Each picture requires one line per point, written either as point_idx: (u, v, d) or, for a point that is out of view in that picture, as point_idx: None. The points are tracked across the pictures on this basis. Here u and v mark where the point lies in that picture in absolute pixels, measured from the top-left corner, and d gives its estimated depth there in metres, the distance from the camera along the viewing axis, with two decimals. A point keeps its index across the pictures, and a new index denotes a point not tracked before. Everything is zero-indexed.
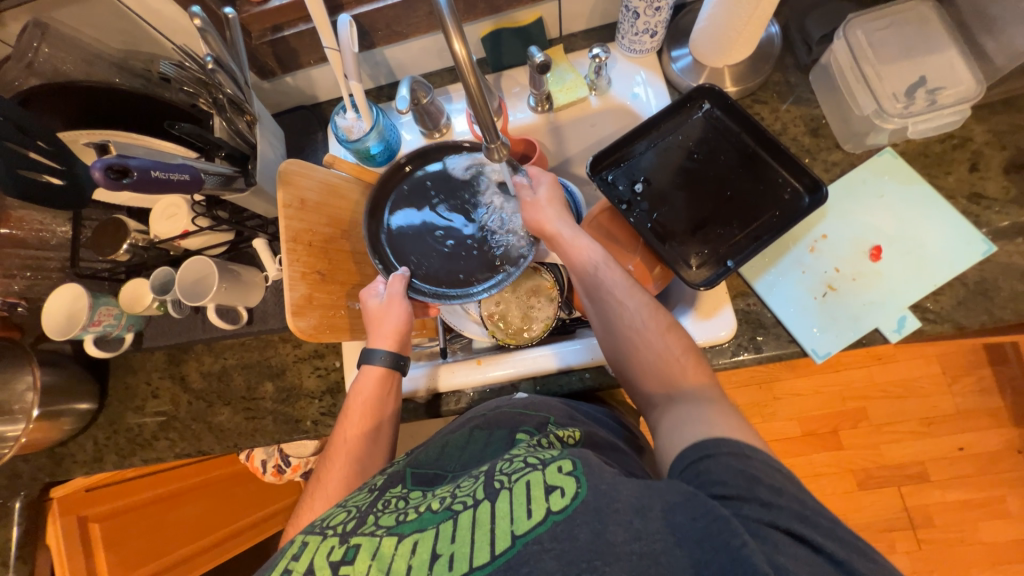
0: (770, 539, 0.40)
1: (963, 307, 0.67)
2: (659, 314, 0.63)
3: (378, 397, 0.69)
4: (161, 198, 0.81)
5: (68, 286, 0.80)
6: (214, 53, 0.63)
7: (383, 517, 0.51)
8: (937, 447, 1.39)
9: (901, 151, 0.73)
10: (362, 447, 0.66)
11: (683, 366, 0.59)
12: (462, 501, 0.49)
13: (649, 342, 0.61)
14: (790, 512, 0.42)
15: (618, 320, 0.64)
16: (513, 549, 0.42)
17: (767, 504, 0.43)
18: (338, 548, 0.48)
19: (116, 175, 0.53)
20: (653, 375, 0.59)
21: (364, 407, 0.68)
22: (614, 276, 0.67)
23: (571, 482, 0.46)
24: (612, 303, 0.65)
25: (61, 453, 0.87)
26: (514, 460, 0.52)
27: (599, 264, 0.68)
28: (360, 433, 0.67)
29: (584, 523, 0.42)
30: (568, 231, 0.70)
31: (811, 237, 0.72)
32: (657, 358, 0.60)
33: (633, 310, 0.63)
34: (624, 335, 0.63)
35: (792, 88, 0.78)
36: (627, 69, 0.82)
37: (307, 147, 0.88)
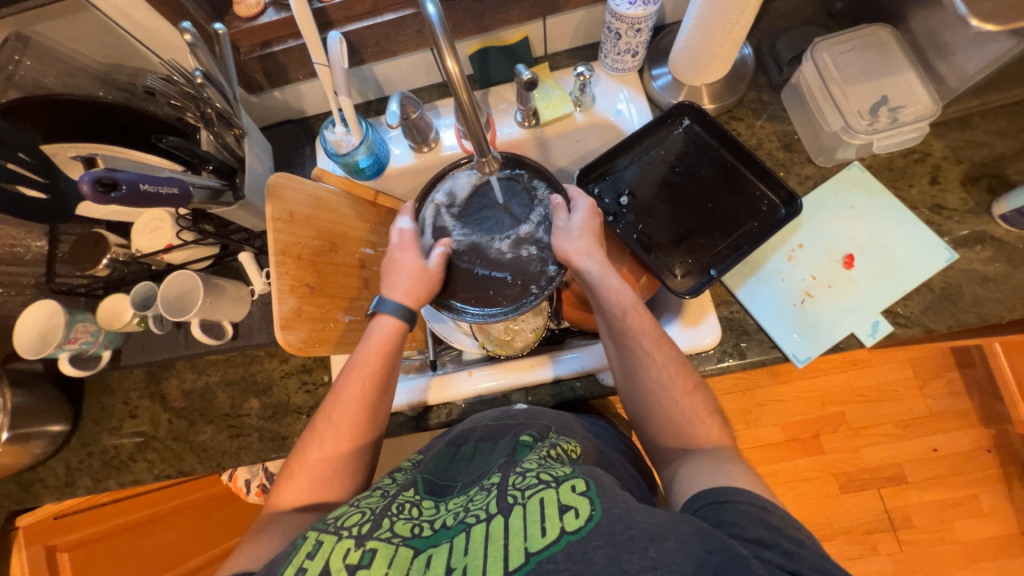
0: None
1: (931, 311, 0.70)
2: (683, 372, 0.64)
3: (387, 358, 0.67)
4: (144, 212, 0.79)
5: (44, 303, 0.77)
6: (203, 68, 0.63)
7: (398, 524, 0.51)
8: (913, 448, 1.44)
9: (869, 165, 0.77)
10: (369, 408, 0.65)
11: (705, 428, 0.61)
12: (475, 515, 0.49)
13: (674, 401, 0.62)
14: (811, 563, 0.44)
15: (645, 373, 0.64)
16: (527, 566, 0.43)
17: (788, 553, 0.45)
18: (354, 551, 0.47)
19: (105, 189, 0.53)
20: (674, 433, 0.62)
21: (373, 366, 0.66)
22: (642, 324, 0.66)
23: (585, 503, 0.47)
24: (639, 354, 0.65)
25: (29, 479, 0.83)
26: (527, 475, 0.52)
27: (628, 309, 0.67)
28: (368, 391, 0.66)
29: (599, 547, 0.43)
30: (597, 270, 0.68)
31: (788, 246, 0.76)
32: (681, 417, 0.62)
33: (660, 365, 0.64)
34: (648, 388, 0.64)
35: (765, 105, 0.82)
36: (610, 87, 0.85)
37: (296, 161, 0.88)
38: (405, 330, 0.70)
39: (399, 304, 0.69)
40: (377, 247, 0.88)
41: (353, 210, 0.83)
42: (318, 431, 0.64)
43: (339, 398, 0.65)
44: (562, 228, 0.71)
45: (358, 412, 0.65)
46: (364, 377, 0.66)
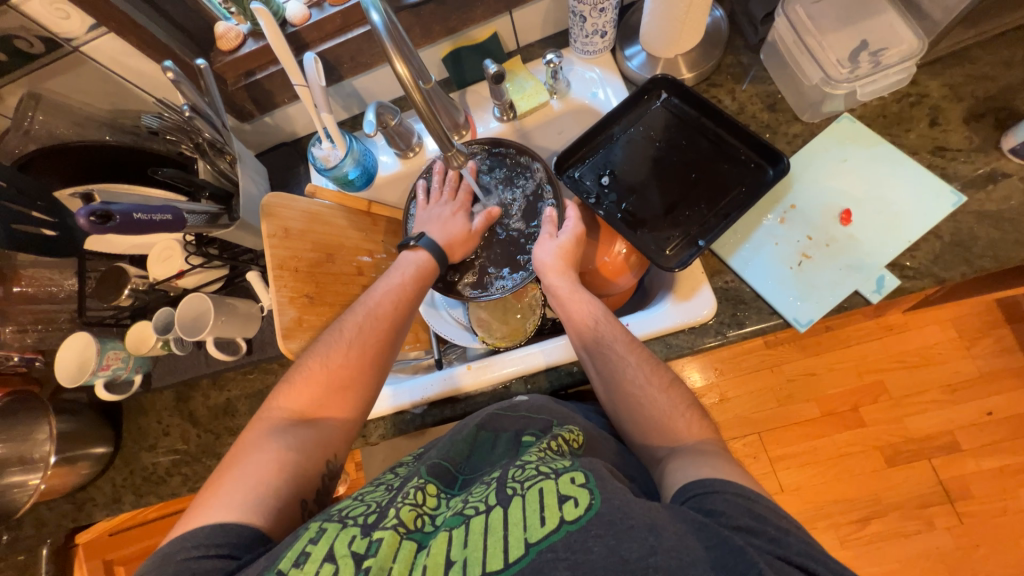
0: (783, 572, 0.43)
1: (941, 261, 0.66)
2: (659, 370, 0.66)
3: (416, 287, 0.74)
4: (157, 241, 0.85)
5: (78, 335, 0.84)
6: (190, 102, 0.68)
7: (404, 511, 0.51)
8: (963, 414, 1.35)
9: (859, 116, 0.74)
10: (393, 330, 0.71)
11: (686, 422, 0.61)
12: (474, 507, 0.50)
13: (652, 399, 0.63)
14: (799, 549, 0.45)
15: (620, 375, 0.65)
16: (528, 557, 0.44)
17: (775, 539, 0.45)
18: (360, 539, 0.48)
19: (100, 221, 0.57)
20: (657, 430, 0.61)
21: (407, 293, 0.73)
22: (615, 332, 0.69)
23: (585, 494, 0.47)
24: (614, 357, 0.66)
25: (82, 498, 0.89)
26: (526, 467, 0.53)
27: (600, 319, 0.71)
28: (396, 311, 0.72)
29: (599, 536, 0.44)
30: (567, 288, 0.74)
31: (780, 208, 0.73)
32: (660, 414, 0.62)
33: (635, 366, 0.65)
34: (626, 389, 0.64)
35: (746, 69, 0.80)
36: (583, 70, 0.85)
37: (291, 180, 0.93)
38: (432, 271, 0.77)
39: (432, 245, 0.77)
40: (375, 254, 0.90)
41: (347, 220, 0.86)
42: (340, 337, 0.68)
43: (374, 313, 0.71)
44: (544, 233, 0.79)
45: (381, 335, 0.70)
46: (395, 299, 0.72)
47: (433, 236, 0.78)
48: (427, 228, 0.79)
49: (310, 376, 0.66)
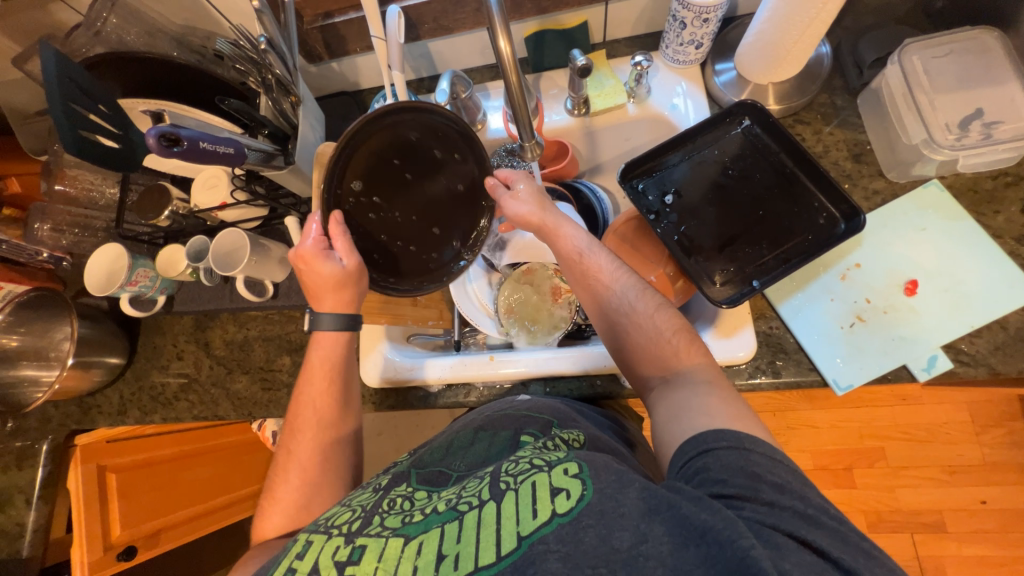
0: (772, 540, 0.41)
1: (1000, 352, 0.64)
2: (645, 296, 0.64)
3: (339, 366, 0.69)
4: (205, 169, 0.84)
5: (111, 246, 0.84)
6: (267, 34, 0.66)
7: (388, 519, 0.52)
8: (957, 497, 1.33)
9: (948, 185, 0.70)
10: (331, 416, 0.68)
11: (674, 348, 0.60)
12: (468, 502, 0.49)
13: (638, 325, 0.62)
14: (793, 513, 0.43)
15: (607, 303, 0.65)
16: (518, 551, 0.43)
17: (769, 503, 0.43)
18: (344, 547, 0.49)
19: (168, 143, 0.56)
20: (647, 359, 0.61)
21: (331, 374, 0.69)
22: (602, 262, 0.68)
23: (576, 485, 0.46)
24: (599, 287, 0.66)
25: (89, 404, 0.92)
26: (520, 461, 0.52)
27: (585, 250, 0.69)
28: (327, 397, 0.69)
29: (590, 526, 0.43)
30: (555, 218, 0.71)
31: (843, 264, 0.70)
32: (648, 340, 0.61)
33: (620, 294, 0.65)
34: (613, 318, 0.64)
35: (838, 111, 0.76)
36: (668, 79, 0.81)
37: (345, 132, 0.91)
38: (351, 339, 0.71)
39: (338, 318, 0.68)
40: None
41: None
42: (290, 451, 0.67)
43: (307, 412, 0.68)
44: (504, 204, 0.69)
45: (321, 430, 0.68)
46: (321, 401, 0.68)
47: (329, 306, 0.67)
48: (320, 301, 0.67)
49: (278, 493, 0.65)
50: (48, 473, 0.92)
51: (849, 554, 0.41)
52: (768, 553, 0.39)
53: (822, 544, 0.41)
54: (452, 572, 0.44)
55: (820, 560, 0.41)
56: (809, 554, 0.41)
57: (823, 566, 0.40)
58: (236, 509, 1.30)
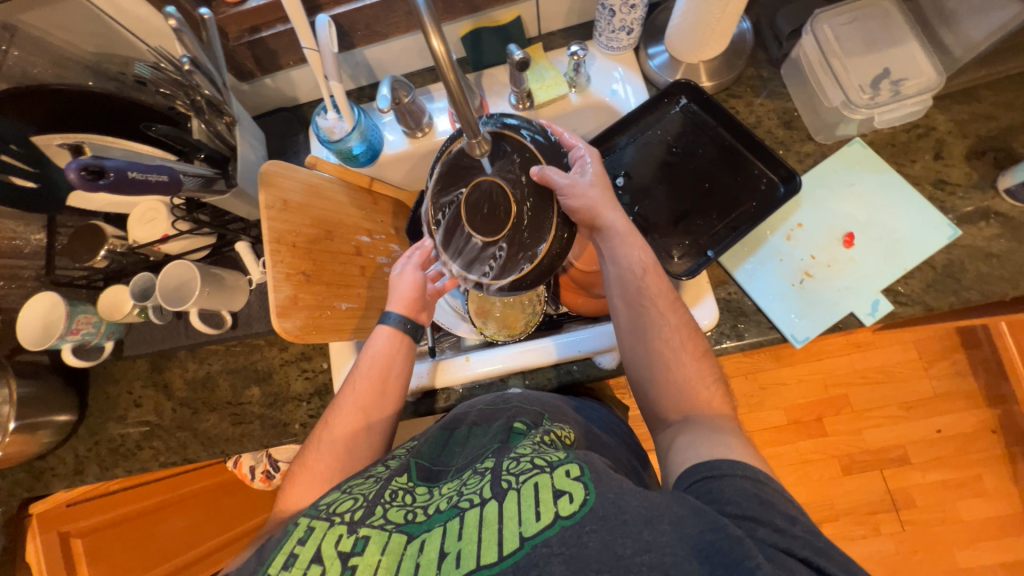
0: (784, 564, 0.41)
1: (932, 289, 0.69)
2: (694, 338, 0.64)
3: (394, 362, 0.69)
4: (139, 202, 0.79)
5: (45, 296, 0.78)
6: (190, 54, 0.63)
7: (391, 510, 0.51)
8: (916, 429, 1.44)
9: (870, 141, 0.76)
10: (379, 400, 0.67)
11: (709, 394, 0.61)
12: (468, 500, 0.49)
13: (681, 364, 0.62)
14: (805, 542, 0.44)
15: (654, 333, 0.64)
16: (522, 551, 0.42)
17: (780, 530, 0.44)
18: (348, 537, 0.48)
19: (91, 176, 0.53)
20: (677, 397, 0.61)
21: (387, 362, 0.69)
22: (660, 286, 0.65)
23: (579, 488, 0.46)
24: (652, 312, 0.64)
25: (40, 467, 0.85)
26: (521, 460, 0.52)
27: (647, 268, 0.66)
28: (378, 382, 0.68)
29: (593, 532, 0.42)
30: (623, 226, 0.66)
31: (787, 226, 0.75)
32: (685, 381, 0.62)
33: (672, 327, 0.64)
34: (656, 348, 0.63)
35: (765, 82, 0.81)
36: (605, 66, 0.83)
37: (290, 149, 0.88)
38: (410, 344, 0.72)
39: (400, 318, 0.71)
40: (374, 234, 0.87)
41: (348, 197, 0.82)
42: (331, 424, 0.66)
43: (355, 391, 0.67)
44: (565, 194, 0.61)
45: (365, 413, 0.66)
46: (377, 383, 0.68)
47: (399, 307, 0.72)
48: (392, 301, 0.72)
49: (307, 469, 0.64)
50: (2, 549, 0.86)
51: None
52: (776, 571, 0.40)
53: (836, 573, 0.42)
54: (453, 570, 0.43)
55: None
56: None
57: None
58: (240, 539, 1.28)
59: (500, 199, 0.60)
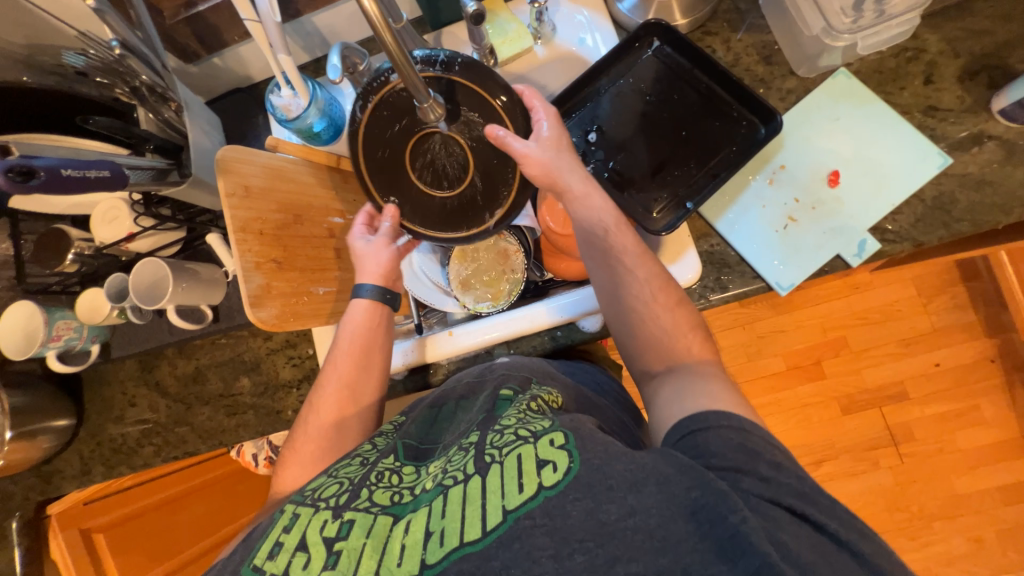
0: (767, 513, 0.43)
1: (921, 224, 0.67)
2: (668, 288, 0.62)
3: (375, 336, 0.68)
4: (100, 200, 0.77)
5: (21, 304, 0.77)
6: (119, 36, 0.60)
7: (376, 493, 0.51)
8: (914, 366, 1.44)
9: (856, 71, 0.71)
10: (363, 381, 0.67)
11: (687, 342, 0.60)
12: (452, 477, 0.48)
13: (656, 317, 0.61)
14: (789, 489, 0.44)
15: (626, 290, 0.62)
16: (505, 524, 0.43)
17: (766, 479, 0.45)
18: (332, 522, 0.48)
19: (21, 177, 0.51)
20: (656, 350, 0.60)
21: (367, 339, 0.67)
22: (625, 242, 0.64)
23: (563, 457, 0.45)
24: (620, 270, 0.63)
25: (48, 471, 0.87)
26: (505, 432, 0.51)
27: (609, 227, 0.64)
28: (358, 362, 0.67)
29: (578, 500, 0.43)
30: (578, 186, 0.64)
31: (769, 169, 0.71)
32: (664, 333, 0.60)
33: (642, 282, 0.62)
34: (630, 305, 0.62)
35: (742, 15, 0.75)
36: (570, 12, 0.78)
37: (249, 132, 0.84)
38: (388, 312, 0.70)
39: (376, 289, 0.69)
40: (347, 215, 0.84)
41: (313, 177, 0.78)
42: (316, 410, 0.66)
43: (339, 375, 0.66)
44: (521, 161, 0.62)
45: (351, 393, 0.66)
46: (358, 362, 0.67)
47: (373, 279, 0.69)
48: (362, 271, 0.69)
49: (297, 455, 0.64)
50: (27, 549, 0.88)
51: (843, 529, 0.43)
52: (761, 522, 0.41)
53: (820, 518, 0.43)
54: (439, 548, 0.43)
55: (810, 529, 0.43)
56: (806, 526, 0.43)
57: (819, 538, 0.43)
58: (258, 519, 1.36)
59: (455, 158, 0.64)
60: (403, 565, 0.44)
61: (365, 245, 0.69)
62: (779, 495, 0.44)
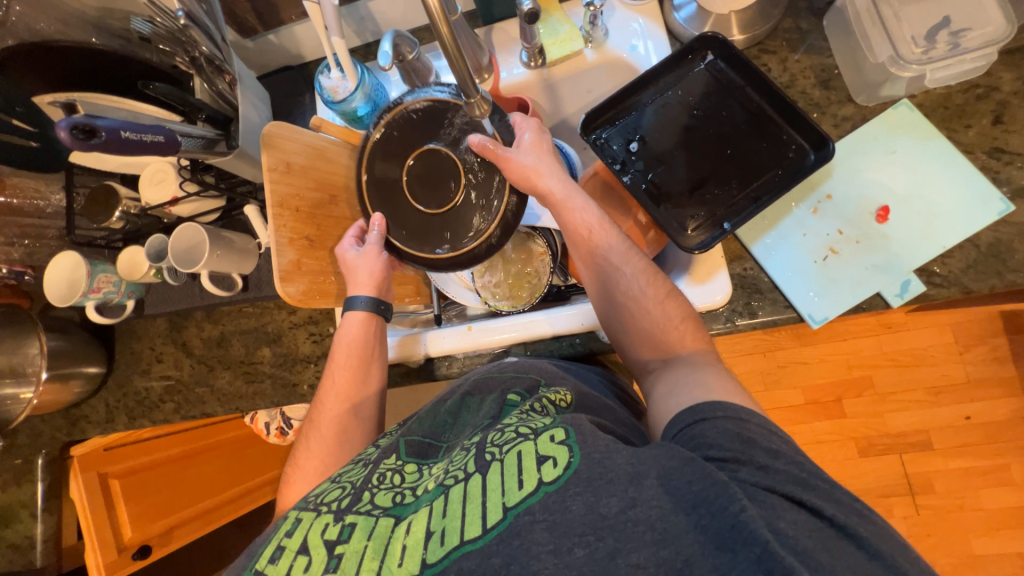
0: (767, 503, 0.41)
1: (973, 270, 0.63)
2: (655, 280, 0.63)
3: (370, 347, 0.70)
4: (151, 162, 0.80)
5: (67, 254, 0.81)
6: (185, 7, 0.63)
7: (379, 495, 0.52)
8: (943, 416, 1.38)
9: (919, 103, 0.68)
10: (359, 392, 0.69)
11: (679, 332, 0.61)
12: (453, 476, 0.49)
13: (646, 310, 0.62)
14: (787, 476, 0.43)
15: (615, 285, 0.64)
16: (505, 521, 0.43)
17: (763, 467, 0.44)
18: (333, 525, 0.49)
19: (83, 135, 0.53)
20: (649, 341, 0.61)
21: (360, 350, 0.70)
22: (610, 239, 0.65)
23: (563, 452, 0.45)
24: (607, 267, 0.64)
25: (76, 415, 0.92)
26: (505, 431, 0.51)
27: (592, 225, 0.66)
28: (355, 373, 0.69)
29: (578, 494, 0.42)
30: (560, 188, 0.66)
31: (814, 197, 0.69)
32: (655, 325, 0.61)
33: (629, 276, 0.63)
34: (620, 300, 0.63)
35: (804, 36, 0.73)
36: (625, 18, 0.76)
37: (295, 110, 0.86)
38: (382, 323, 0.72)
39: (370, 300, 0.70)
40: None
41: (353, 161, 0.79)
42: (316, 425, 0.69)
43: (335, 387, 0.69)
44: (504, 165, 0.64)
45: (348, 403, 0.69)
46: (355, 372, 0.69)
47: (367, 290, 0.69)
48: (355, 284, 0.69)
49: (302, 468, 0.66)
50: (48, 486, 0.93)
51: (846, 515, 0.42)
52: (761, 513, 0.40)
53: (826, 511, 0.42)
54: (439, 548, 0.43)
55: (815, 518, 0.41)
56: (805, 512, 0.42)
57: (820, 525, 0.41)
58: (263, 488, 1.38)
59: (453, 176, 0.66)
60: (403, 565, 0.44)
61: (355, 257, 0.69)
62: (780, 489, 0.43)
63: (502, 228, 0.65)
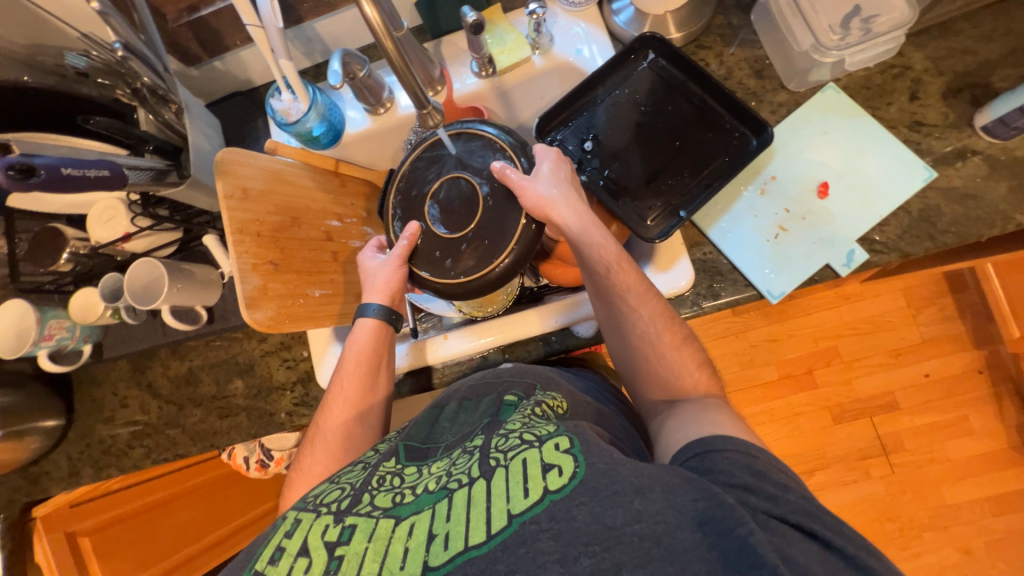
0: (774, 530, 0.43)
1: (908, 235, 0.68)
2: (672, 327, 0.64)
3: (378, 358, 0.69)
4: (98, 200, 0.77)
5: (12, 303, 0.76)
6: (123, 40, 0.62)
7: (378, 497, 0.51)
8: (904, 376, 1.46)
9: (844, 86, 0.73)
10: (366, 404, 0.68)
11: (694, 379, 0.63)
12: (457, 480, 0.49)
13: (661, 357, 0.64)
14: (796, 507, 0.45)
15: (630, 329, 0.64)
16: (510, 528, 0.43)
17: (772, 498, 0.46)
18: (333, 527, 0.48)
19: (20, 174, 0.51)
20: (661, 386, 0.64)
21: (369, 360, 0.69)
22: (628, 281, 0.63)
23: (568, 461, 0.46)
24: (624, 310, 0.64)
25: (35, 472, 0.87)
26: (510, 436, 0.51)
27: (611, 264, 0.63)
28: (362, 383, 0.68)
29: (582, 504, 0.43)
30: (576, 225, 0.62)
31: (760, 180, 0.73)
32: (669, 372, 0.63)
33: (647, 321, 0.63)
34: (636, 344, 0.64)
35: (735, 30, 0.77)
36: (568, 24, 0.79)
37: (249, 135, 0.85)
38: (391, 332, 0.71)
39: (382, 309, 0.69)
40: (344, 218, 0.84)
41: (313, 180, 0.79)
42: (320, 434, 0.67)
43: (343, 397, 0.68)
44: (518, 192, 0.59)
45: (355, 411, 0.68)
46: (363, 381, 0.68)
47: (379, 298, 0.68)
48: (370, 290, 0.68)
49: (304, 474, 0.66)
50: (10, 552, 0.87)
51: (855, 548, 0.44)
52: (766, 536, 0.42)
53: (825, 535, 0.44)
54: (442, 552, 0.43)
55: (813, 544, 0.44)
56: (814, 545, 0.43)
57: (826, 555, 0.43)
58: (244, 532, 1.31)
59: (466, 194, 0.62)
60: (404, 568, 0.43)
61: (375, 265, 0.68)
62: (782, 513, 0.45)
63: (522, 246, 0.60)
